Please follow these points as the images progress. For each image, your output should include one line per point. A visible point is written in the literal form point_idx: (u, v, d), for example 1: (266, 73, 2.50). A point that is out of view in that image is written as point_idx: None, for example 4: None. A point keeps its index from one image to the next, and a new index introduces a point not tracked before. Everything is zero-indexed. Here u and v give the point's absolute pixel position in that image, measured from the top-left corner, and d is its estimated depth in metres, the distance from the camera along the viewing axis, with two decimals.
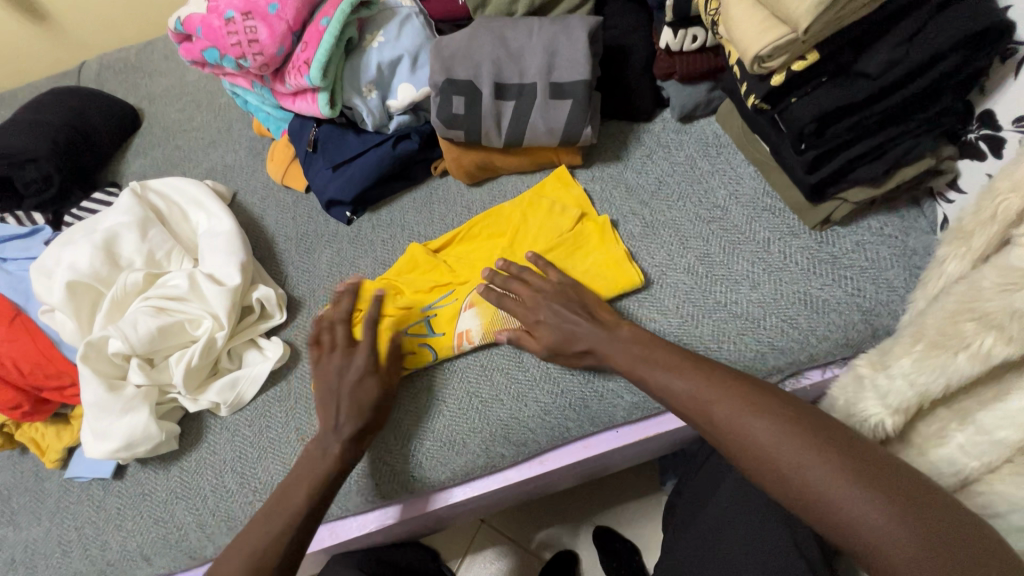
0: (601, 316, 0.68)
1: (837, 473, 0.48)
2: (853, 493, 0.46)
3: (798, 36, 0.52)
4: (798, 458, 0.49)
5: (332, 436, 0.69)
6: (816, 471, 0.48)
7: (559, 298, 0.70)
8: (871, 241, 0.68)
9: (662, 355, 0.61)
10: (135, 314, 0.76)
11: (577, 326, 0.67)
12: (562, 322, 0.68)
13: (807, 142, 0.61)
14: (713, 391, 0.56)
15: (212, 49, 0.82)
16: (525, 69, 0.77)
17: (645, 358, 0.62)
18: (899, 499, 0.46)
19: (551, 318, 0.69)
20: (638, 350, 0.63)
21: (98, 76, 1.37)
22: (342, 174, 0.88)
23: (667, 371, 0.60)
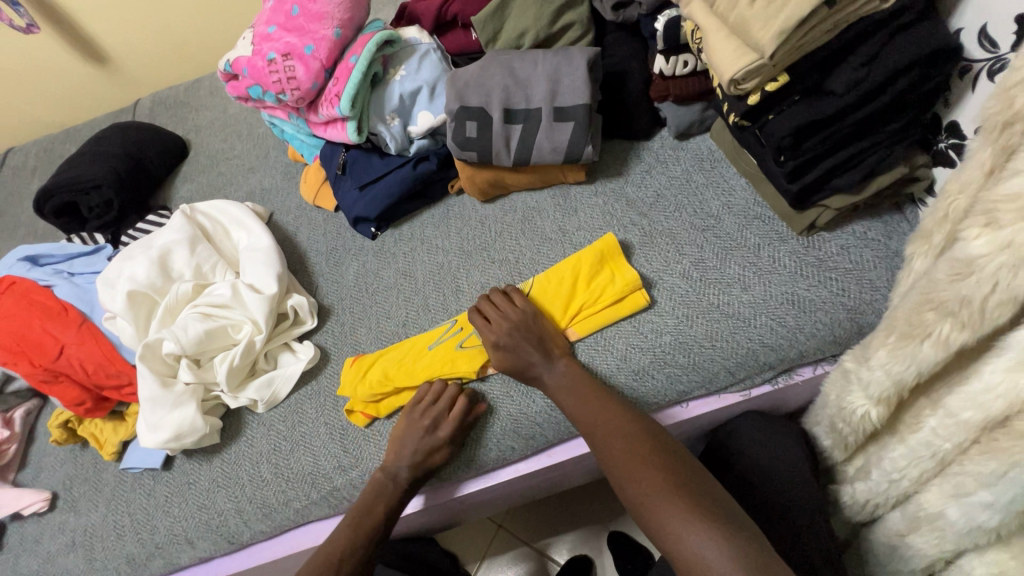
0: (552, 349, 0.76)
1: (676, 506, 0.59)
2: (688, 522, 0.57)
3: (766, 61, 0.58)
4: (658, 495, 0.61)
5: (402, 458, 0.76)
6: (667, 511, 0.59)
7: (512, 332, 0.76)
8: (855, 244, 0.73)
9: (581, 384, 0.73)
10: (185, 319, 0.86)
11: (529, 355, 0.75)
12: (519, 350, 0.76)
13: (785, 154, 0.67)
14: (609, 435, 0.68)
15: (255, 86, 0.93)
16: (531, 95, 0.85)
17: (569, 388, 0.73)
18: (713, 523, 0.56)
19: (508, 344, 0.76)
20: (566, 381, 0.74)
21: (151, 111, 1.52)
22: (368, 193, 0.97)
23: (575, 400, 0.72)
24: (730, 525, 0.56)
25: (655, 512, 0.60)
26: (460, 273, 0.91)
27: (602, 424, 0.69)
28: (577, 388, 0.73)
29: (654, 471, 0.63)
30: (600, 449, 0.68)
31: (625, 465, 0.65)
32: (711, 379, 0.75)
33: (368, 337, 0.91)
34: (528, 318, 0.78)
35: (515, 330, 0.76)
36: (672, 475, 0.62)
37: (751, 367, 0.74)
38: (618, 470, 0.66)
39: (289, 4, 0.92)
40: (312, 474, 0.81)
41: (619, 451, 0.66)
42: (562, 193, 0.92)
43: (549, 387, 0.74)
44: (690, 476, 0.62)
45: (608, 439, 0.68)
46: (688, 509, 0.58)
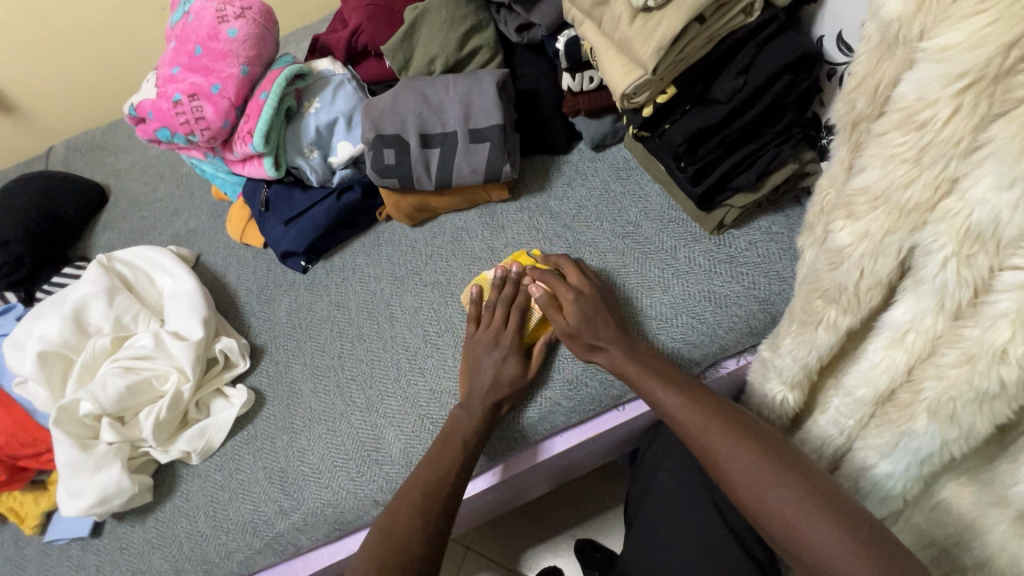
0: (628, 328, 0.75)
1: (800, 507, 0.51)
2: (832, 536, 0.48)
3: (651, 76, 0.61)
4: (787, 505, 0.52)
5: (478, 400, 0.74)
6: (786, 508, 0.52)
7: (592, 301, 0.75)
8: (762, 239, 0.77)
9: (665, 371, 0.68)
10: (104, 375, 0.82)
11: (606, 324, 0.73)
12: (595, 315, 0.73)
13: (685, 160, 0.70)
14: (712, 430, 0.60)
15: (163, 129, 0.91)
16: (446, 119, 0.86)
17: (647, 373, 0.68)
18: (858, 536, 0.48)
19: (587, 311, 0.73)
20: (643, 365, 0.69)
21: (65, 158, 1.46)
22: (293, 228, 0.95)
23: (665, 388, 0.66)
24: (879, 540, 0.47)
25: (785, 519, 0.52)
26: (394, 299, 0.91)
27: (710, 423, 0.61)
28: (669, 383, 0.67)
29: (781, 474, 0.54)
30: (708, 448, 0.60)
31: (744, 468, 0.56)
32: None
33: (304, 373, 0.89)
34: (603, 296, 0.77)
35: (597, 298, 0.75)
36: (798, 478, 0.53)
37: (679, 365, 0.76)
38: (732, 473, 0.57)
39: (191, 44, 0.90)
40: (254, 521, 0.79)
41: (731, 448, 0.58)
42: (488, 212, 0.94)
43: (627, 368, 0.69)
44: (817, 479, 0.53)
45: (720, 437, 0.59)
46: (832, 520, 0.49)
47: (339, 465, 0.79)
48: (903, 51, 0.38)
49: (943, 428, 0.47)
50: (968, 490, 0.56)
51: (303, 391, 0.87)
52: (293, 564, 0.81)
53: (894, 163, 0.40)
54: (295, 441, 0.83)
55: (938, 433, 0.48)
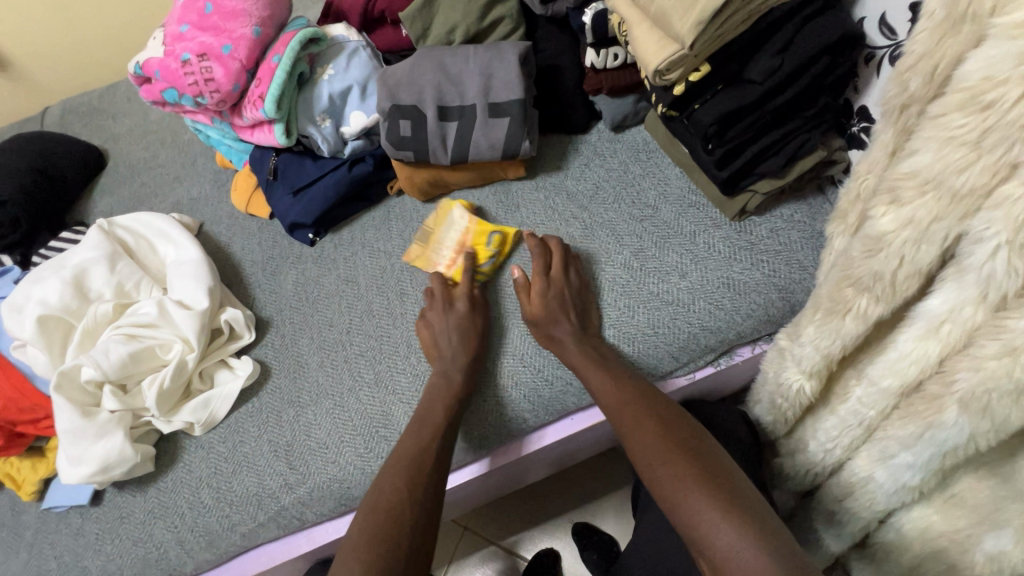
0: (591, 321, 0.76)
1: (699, 493, 0.55)
2: (721, 522, 0.52)
3: (686, 51, 0.59)
4: (687, 493, 0.56)
5: (451, 364, 0.76)
6: (689, 492, 0.56)
7: (559, 296, 0.76)
8: (784, 227, 0.76)
9: (606, 366, 0.72)
10: (106, 342, 0.79)
11: (563, 318, 0.75)
12: (562, 305, 0.75)
13: (713, 142, 0.68)
14: (639, 419, 0.65)
15: (170, 90, 0.88)
16: (464, 91, 0.83)
17: (593, 362, 0.72)
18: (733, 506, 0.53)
19: (550, 306, 0.75)
20: (590, 355, 0.72)
21: (62, 120, 1.42)
22: (302, 199, 0.93)
23: (604, 379, 0.70)
24: (753, 519, 0.52)
25: (682, 501, 0.56)
26: (405, 276, 0.89)
27: (626, 407, 0.67)
28: (607, 372, 0.71)
29: (673, 456, 0.60)
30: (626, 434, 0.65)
31: (649, 449, 0.62)
32: (656, 366, 0.75)
33: (311, 346, 0.87)
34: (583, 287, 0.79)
35: (562, 291, 0.76)
36: (690, 458, 0.59)
37: (694, 352, 0.75)
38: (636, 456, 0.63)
39: (201, 2, 0.87)
40: (258, 494, 0.78)
41: (647, 437, 0.63)
42: (503, 190, 0.92)
43: (570, 357, 0.72)
44: (710, 461, 0.59)
45: (633, 423, 0.65)
46: (713, 496, 0.54)
47: (346, 440, 0.78)
48: (970, 28, 0.37)
49: (973, 420, 0.46)
50: (986, 483, 0.56)
51: (310, 365, 0.85)
52: (298, 538, 0.80)
53: (950, 146, 0.39)
54: (302, 413, 0.82)
55: (966, 426, 0.47)
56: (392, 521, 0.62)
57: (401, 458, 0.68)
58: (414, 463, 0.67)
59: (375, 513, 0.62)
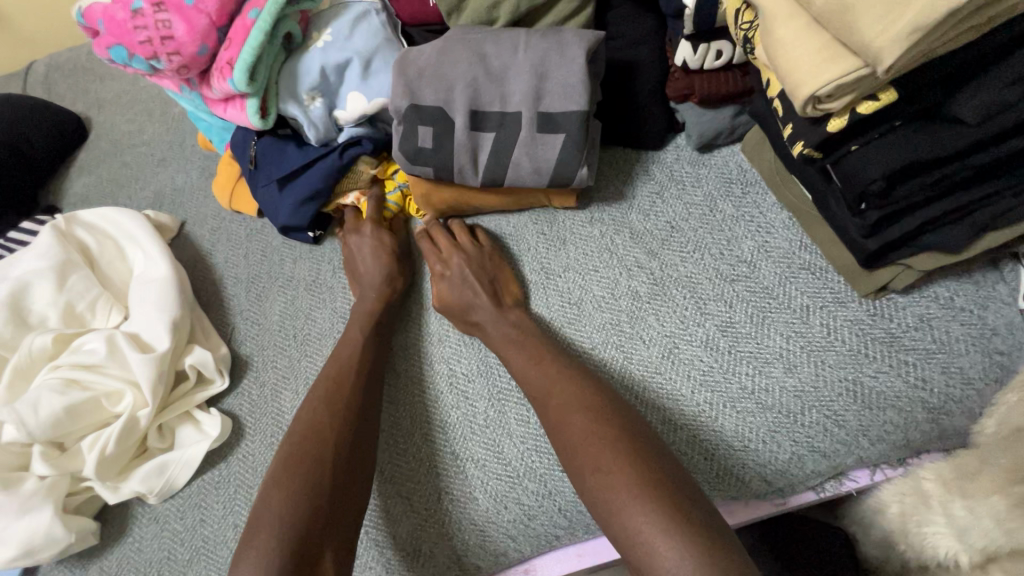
0: (505, 295, 0.67)
1: (622, 473, 0.47)
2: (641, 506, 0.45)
3: (873, 73, 0.37)
4: (605, 471, 0.48)
5: (366, 286, 0.70)
6: (609, 475, 0.47)
7: (459, 269, 0.67)
8: (939, 316, 0.54)
9: (532, 342, 0.61)
10: (37, 390, 0.63)
11: (475, 295, 0.65)
12: (464, 286, 0.66)
13: (868, 202, 0.47)
14: (564, 405, 0.54)
15: (118, 48, 0.68)
16: (508, 93, 0.62)
17: (518, 341, 0.62)
18: (675, 509, 0.44)
19: (455, 276, 0.67)
20: (515, 334, 0.62)
21: (45, 78, 1.25)
22: (286, 194, 0.75)
23: (525, 358, 0.60)
24: (670, 497, 0.45)
25: (601, 489, 0.47)
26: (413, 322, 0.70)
27: (551, 388, 0.56)
28: (519, 341, 0.61)
29: (602, 444, 0.49)
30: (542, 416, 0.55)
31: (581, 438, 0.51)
32: (742, 490, 0.56)
33: (294, 405, 0.69)
34: (491, 253, 0.70)
35: (466, 265, 0.67)
36: (618, 439, 0.49)
37: (797, 478, 0.55)
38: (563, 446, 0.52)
39: None
40: None
41: (565, 417, 0.53)
42: (547, 219, 0.72)
43: (486, 323, 0.64)
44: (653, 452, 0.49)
45: (554, 406, 0.54)
46: (632, 474, 0.47)
47: None
48: None
49: None
50: None
51: None
52: None
53: None
54: None
55: None
56: (310, 498, 0.52)
57: (304, 420, 0.59)
58: (329, 421, 0.58)
59: (309, 476, 0.53)
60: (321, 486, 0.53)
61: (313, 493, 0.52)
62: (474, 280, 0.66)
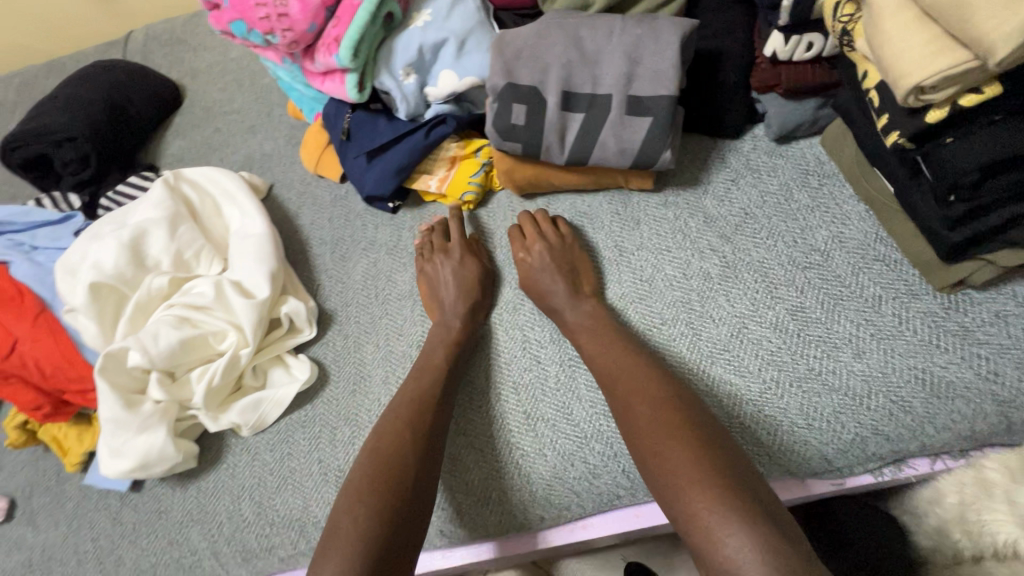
0: (582, 284, 0.69)
1: (700, 480, 0.49)
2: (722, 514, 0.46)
3: (983, 65, 0.39)
4: (684, 477, 0.50)
5: (451, 311, 0.71)
6: (688, 481, 0.49)
7: (545, 254, 0.70)
8: (1016, 314, 0.55)
9: (607, 335, 0.64)
10: (157, 323, 0.71)
11: (555, 285, 0.68)
12: (545, 273, 0.69)
13: (957, 194, 0.49)
14: (634, 397, 0.57)
15: (239, 22, 0.74)
16: (600, 77, 0.66)
17: (593, 332, 0.65)
18: (739, 505, 0.47)
19: (539, 263, 0.70)
20: (591, 325, 0.66)
21: (144, 47, 1.34)
22: (376, 165, 0.80)
23: (597, 351, 0.63)
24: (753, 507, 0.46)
25: (678, 491, 0.50)
26: (489, 289, 0.75)
27: (620, 380, 0.59)
28: (597, 338, 0.64)
29: (666, 439, 0.53)
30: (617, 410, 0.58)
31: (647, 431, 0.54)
32: (801, 466, 0.58)
33: (377, 356, 0.75)
34: (576, 245, 0.72)
35: (549, 253, 0.70)
36: (694, 443, 0.51)
37: (858, 458, 0.57)
38: (631, 436, 0.56)
39: None
40: (300, 520, 0.69)
41: (638, 411, 0.56)
42: (621, 200, 0.75)
43: (567, 320, 0.67)
44: (717, 446, 0.51)
45: (626, 398, 0.58)
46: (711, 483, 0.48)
47: None
48: None
49: None
50: None
51: (373, 379, 0.74)
52: None
53: None
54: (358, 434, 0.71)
55: None
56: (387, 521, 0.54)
57: (386, 436, 0.61)
58: (409, 442, 0.60)
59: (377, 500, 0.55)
60: (393, 513, 0.55)
61: (389, 522, 0.54)
62: (562, 269, 0.69)
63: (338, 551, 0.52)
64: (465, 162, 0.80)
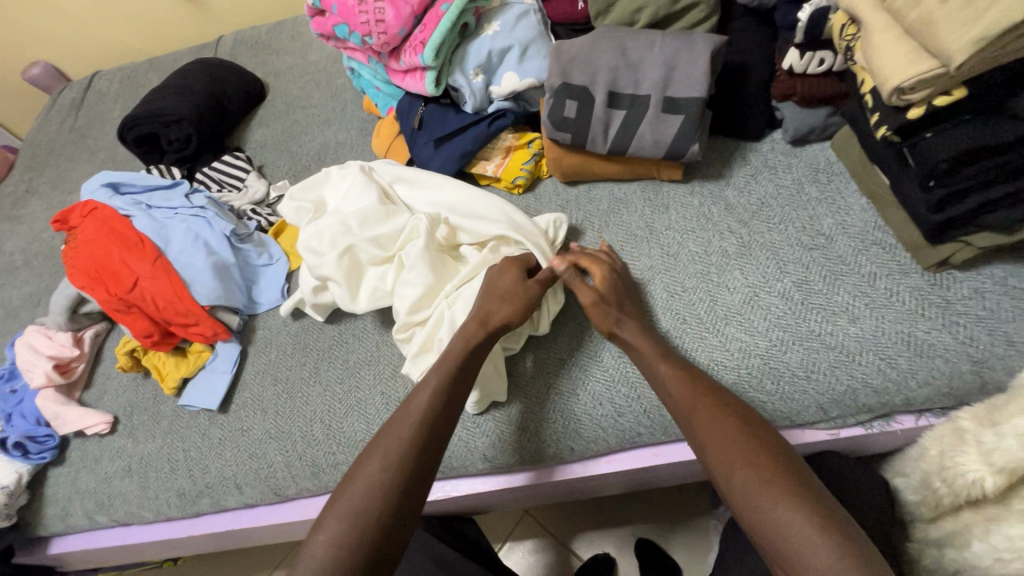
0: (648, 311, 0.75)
1: (792, 504, 0.53)
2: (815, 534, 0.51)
3: (947, 71, 0.50)
4: (774, 501, 0.54)
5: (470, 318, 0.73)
6: (779, 505, 0.53)
7: (616, 285, 0.75)
8: (992, 290, 0.65)
9: (676, 359, 0.68)
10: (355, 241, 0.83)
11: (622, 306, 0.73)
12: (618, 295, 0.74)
13: (935, 180, 0.59)
14: (712, 421, 0.61)
15: (343, 26, 0.91)
16: (641, 80, 0.78)
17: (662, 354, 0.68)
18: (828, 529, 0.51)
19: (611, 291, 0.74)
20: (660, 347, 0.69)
21: (233, 50, 1.52)
22: (443, 150, 0.93)
23: (669, 372, 0.66)
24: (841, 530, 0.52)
25: (767, 512, 0.54)
26: None
27: (697, 403, 0.63)
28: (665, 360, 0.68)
29: (754, 463, 0.57)
30: (693, 431, 0.62)
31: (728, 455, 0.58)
32: (799, 413, 0.68)
33: None
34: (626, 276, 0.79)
35: (620, 284, 0.75)
36: (779, 469, 0.56)
37: (848, 408, 0.67)
38: (708, 455, 0.60)
39: None
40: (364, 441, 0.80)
41: (718, 434, 0.60)
42: (653, 189, 0.86)
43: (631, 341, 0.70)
44: (797, 470, 0.56)
45: (703, 420, 0.61)
46: (800, 507, 0.53)
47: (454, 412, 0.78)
48: None
49: None
50: None
51: None
52: None
53: None
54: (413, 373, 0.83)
55: None
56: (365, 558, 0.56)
57: (373, 470, 0.61)
58: (393, 471, 0.61)
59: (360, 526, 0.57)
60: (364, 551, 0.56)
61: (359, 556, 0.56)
62: (631, 300, 0.75)
63: (339, 528, 0.57)
64: (519, 152, 0.92)
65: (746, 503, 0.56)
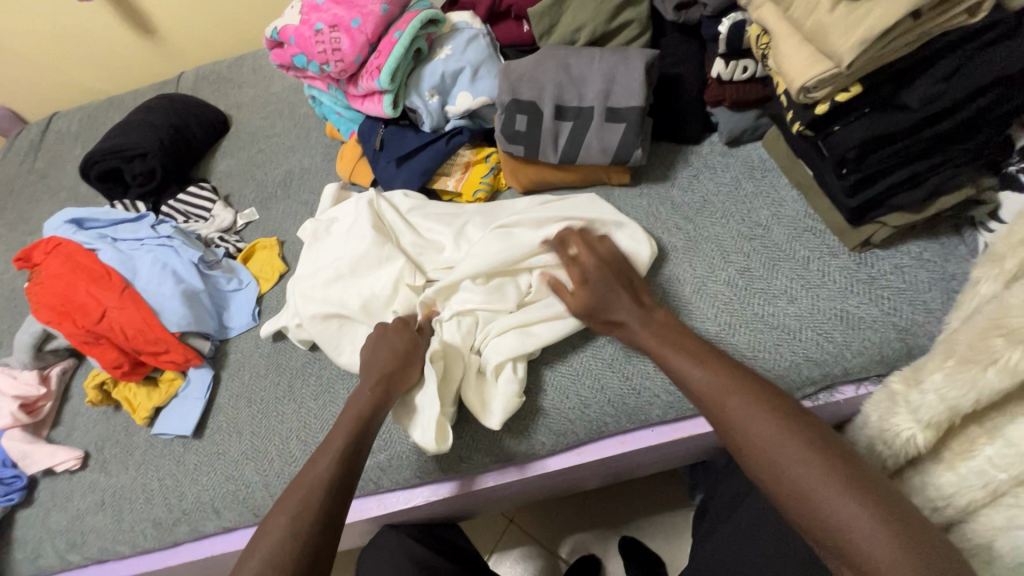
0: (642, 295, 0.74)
1: (827, 476, 0.52)
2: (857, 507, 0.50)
3: (841, 70, 0.57)
4: (817, 480, 0.52)
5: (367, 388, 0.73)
6: (819, 483, 0.52)
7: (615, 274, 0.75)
8: (910, 265, 0.72)
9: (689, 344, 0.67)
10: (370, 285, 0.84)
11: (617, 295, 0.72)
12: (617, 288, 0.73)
13: (848, 167, 0.66)
14: (733, 405, 0.60)
15: (301, 56, 0.95)
16: (584, 93, 0.84)
17: (673, 342, 0.68)
18: (871, 500, 0.50)
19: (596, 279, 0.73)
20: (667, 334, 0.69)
21: (194, 85, 1.54)
22: (404, 168, 0.96)
23: (689, 358, 0.65)
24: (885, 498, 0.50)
25: (809, 494, 0.52)
26: None
27: (729, 392, 0.60)
28: (682, 350, 0.66)
29: (790, 444, 0.55)
30: (724, 425, 0.60)
31: (767, 439, 0.56)
32: None
33: None
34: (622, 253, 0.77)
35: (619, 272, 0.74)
36: (816, 447, 0.54)
37: (795, 382, 0.72)
38: (743, 450, 0.58)
39: None
40: None
41: (754, 414, 0.58)
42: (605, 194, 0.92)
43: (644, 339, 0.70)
44: (827, 439, 0.55)
45: (726, 413, 0.60)
46: (842, 483, 0.51)
47: None
48: None
49: None
50: None
51: None
52: (369, 501, 0.84)
53: None
54: None
55: None
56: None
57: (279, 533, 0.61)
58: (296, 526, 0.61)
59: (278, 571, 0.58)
60: None
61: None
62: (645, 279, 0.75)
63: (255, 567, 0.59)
64: (477, 168, 0.97)
65: (784, 486, 0.54)
